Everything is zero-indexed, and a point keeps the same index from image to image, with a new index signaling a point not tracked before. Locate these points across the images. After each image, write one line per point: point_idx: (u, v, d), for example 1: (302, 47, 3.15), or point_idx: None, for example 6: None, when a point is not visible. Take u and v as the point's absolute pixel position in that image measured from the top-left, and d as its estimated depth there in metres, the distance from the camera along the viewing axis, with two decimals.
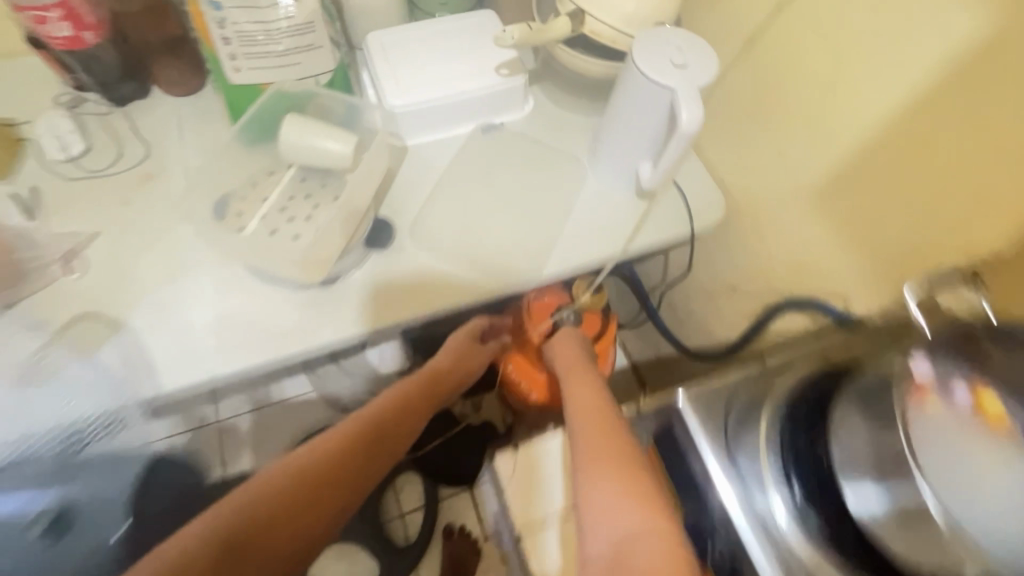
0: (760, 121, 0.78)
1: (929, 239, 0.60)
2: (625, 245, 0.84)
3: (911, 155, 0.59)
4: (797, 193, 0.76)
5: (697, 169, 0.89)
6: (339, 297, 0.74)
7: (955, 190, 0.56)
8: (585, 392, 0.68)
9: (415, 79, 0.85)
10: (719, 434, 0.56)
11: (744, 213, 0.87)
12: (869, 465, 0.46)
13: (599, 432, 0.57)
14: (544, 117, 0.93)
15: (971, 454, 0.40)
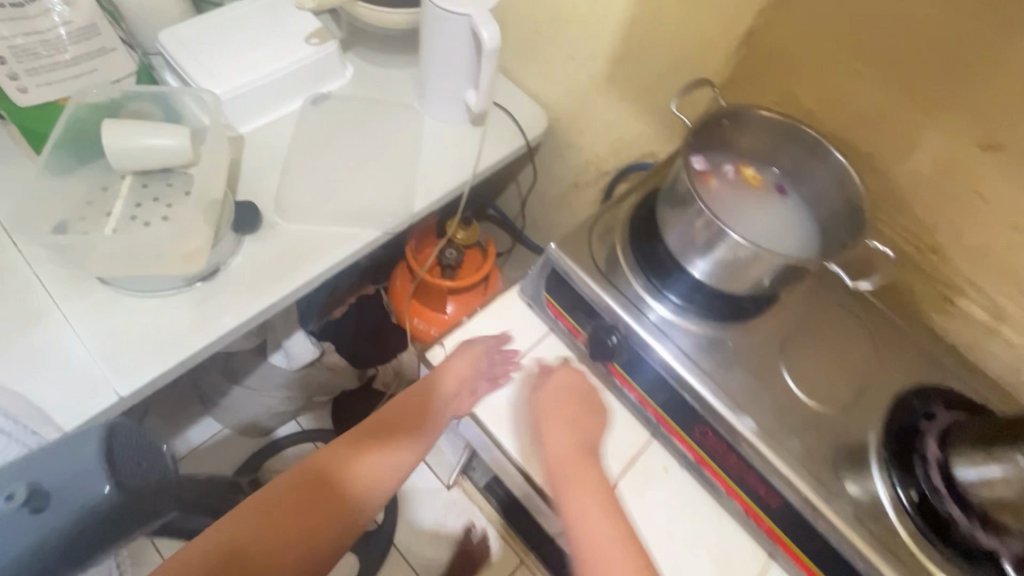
0: (544, 34, 0.92)
1: (688, 93, 0.77)
2: (476, 166, 0.91)
3: (652, 24, 0.76)
4: (590, 85, 0.91)
5: (512, 90, 1.01)
6: (227, 286, 0.74)
7: (685, 43, 0.74)
8: (554, 411, 0.65)
9: (225, 64, 0.84)
10: (586, 258, 0.67)
11: (561, 117, 1.00)
12: (691, 232, 0.61)
13: (585, 487, 0.59)
14: (365, 79, 0.98)
15: (751, 203, 0.65)
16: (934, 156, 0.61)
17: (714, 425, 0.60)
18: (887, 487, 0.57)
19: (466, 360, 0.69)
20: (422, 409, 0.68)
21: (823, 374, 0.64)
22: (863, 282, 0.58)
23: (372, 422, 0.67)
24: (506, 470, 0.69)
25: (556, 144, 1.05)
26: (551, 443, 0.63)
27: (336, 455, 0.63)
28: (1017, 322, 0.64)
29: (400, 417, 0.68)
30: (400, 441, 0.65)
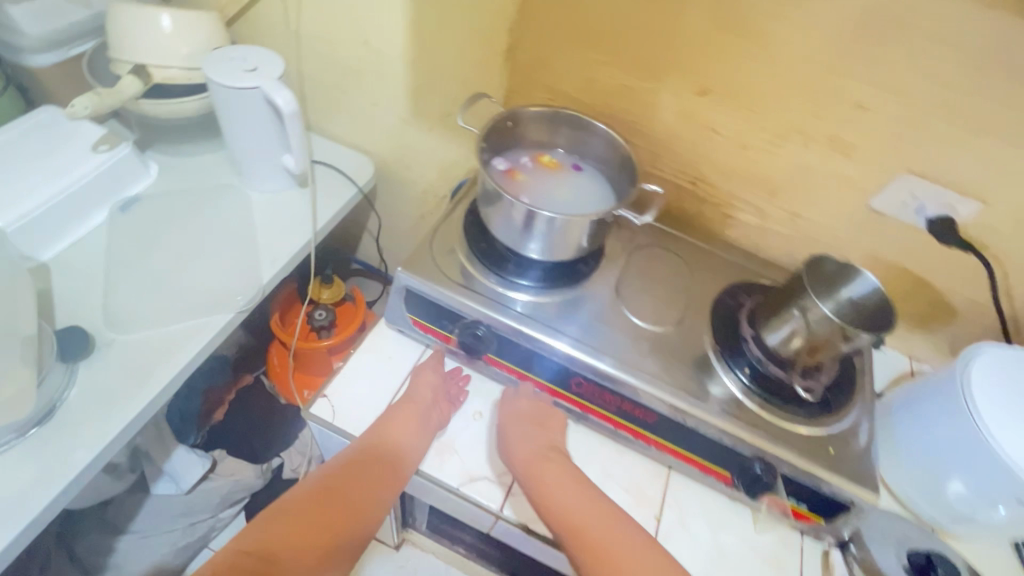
0: (343, 90, 0.97)
1: (479, 109, 0.88)
2: (314, 224, 0.93)
3: (433, 58, 0.85)
4: (400, 123, 0.98)
5: (332, 147, 1.05)
6: (70, 421, 0.68)
7: (464, 69, 0.84)
8: (562, 487, 0.62)
9: (4, 194, 0.77)
10: (434, 271, 0.72)
11: (386, 159, 1.06)
12: (511, 222, 0.70)
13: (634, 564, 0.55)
14: (174, 172, 0.95)
15: (555, 183, 0.75)
16: (675, 107, 0.76)
17: (585, 374, 0.67)
18: (727, 373, 0.69)
19: (430, 378, 0.71)
20: (389, 435, 0.64)
21: (657, 301, 0.76)
22: (648, 216, 0.67)
23: (332, 478, 0.60)
24: (426, 491, 0.69)
25: (390, 184, 1.10)
26: (547, 504, 0.61)
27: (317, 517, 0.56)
28: (777, 216, 0.81)
29: (375, 452, 0.62)
30: (374, 488, 0.60)
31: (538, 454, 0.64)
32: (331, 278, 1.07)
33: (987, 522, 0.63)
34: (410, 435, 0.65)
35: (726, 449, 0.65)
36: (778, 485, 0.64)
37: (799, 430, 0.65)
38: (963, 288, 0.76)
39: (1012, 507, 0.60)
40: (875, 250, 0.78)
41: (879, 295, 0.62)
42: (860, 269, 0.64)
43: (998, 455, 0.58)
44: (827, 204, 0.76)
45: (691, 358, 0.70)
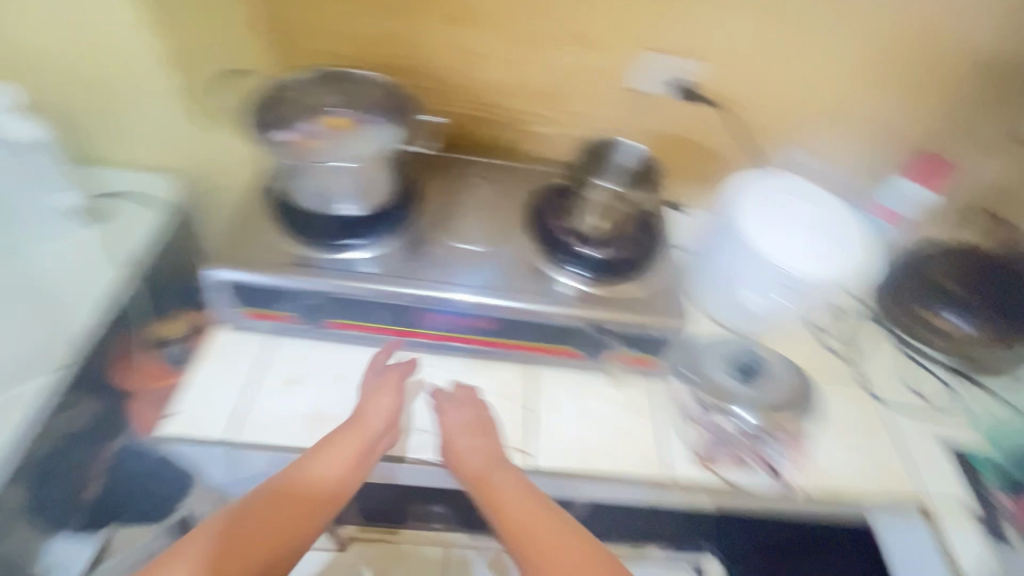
0: (108, 109, 0.89)
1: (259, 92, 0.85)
2: (126, 259, 0.87)
3: (190, 49, 0.81)
4: (186, 129, 0.92)
5: (123, 175, 0.97)
6: None
7: (226, 52, 0.81)
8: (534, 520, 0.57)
9: None
10: (248, 257, 0.69)
11: (189, 172, 0.99)
12: (315, 192, 0.73)
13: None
14: None
15: (351, 142, 0.70)
16: (441, 41, 0.79)
17: (428, 306, 0.70)
18: (553, 265, 0.75)
19: (378, 396, 0.66)
20: (310, 474, 0.58)
21: (480, 223, 0.80)
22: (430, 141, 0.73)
23: (237, 518, 0.53)
24: None
25: (206, 198, 1.03)
26: (517, 535, 0.56)
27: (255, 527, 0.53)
28: (567, 119, 0.88)
29: (286, 491, 0.56)
30: (280, 529, 0.53)
31: (512, 485, 0.60)
32: (180, 315, 0.96)
33: (769, 312, 0.80)
34: (336, 469, 0.59)
35: (570, 328, 0.72)
36: (615, 343, 0.74)
37: (621, 291, 0.75)
38: (722, 139, 0.90)
39: (778, 293, 0.76)
40: (653, 125, 0.88)
41: None
42: (610, 141, 0.77)
43: (763, 258, 0.73)
44: (601, 95, 0.85)
45: (522, 263, 0.76)
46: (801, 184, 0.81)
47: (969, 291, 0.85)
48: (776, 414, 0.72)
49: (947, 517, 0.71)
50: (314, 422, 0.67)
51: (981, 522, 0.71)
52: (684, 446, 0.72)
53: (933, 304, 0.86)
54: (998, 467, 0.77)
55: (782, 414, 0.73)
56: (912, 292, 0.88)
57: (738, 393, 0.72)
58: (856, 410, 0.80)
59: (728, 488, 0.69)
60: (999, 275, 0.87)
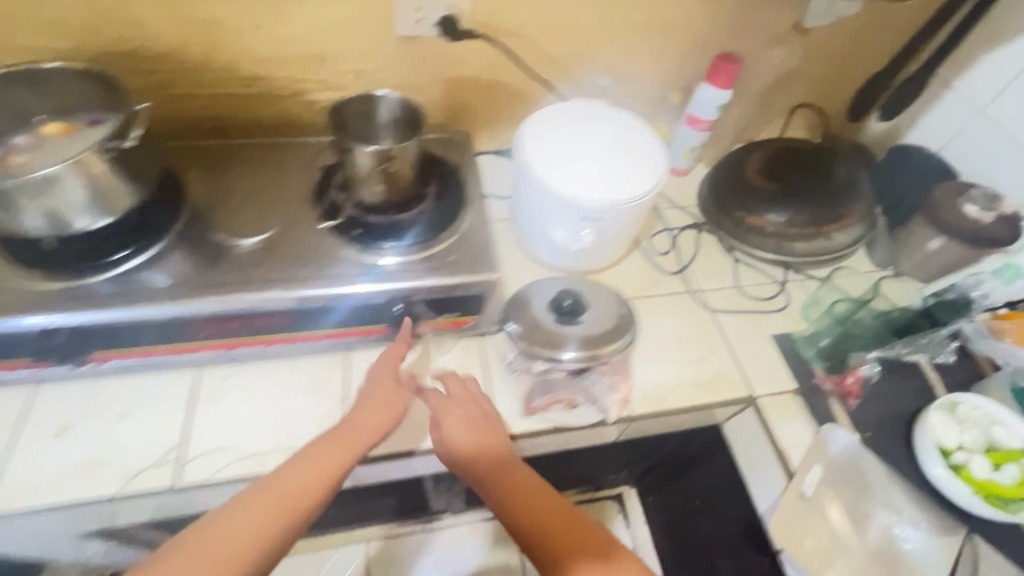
0: None
1: None
2: None
3: None
4: None
5: None
6: None
7: None
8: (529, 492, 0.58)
9: None
10: None
11: None
12: (21, 216, 0.59)
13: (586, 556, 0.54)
14: None
15: (61, 146, 0.61)
16: (159, 11, 0.69)
17: (197, 314, 0.63)
18: (341, 240, 0.70)
19: (385, 389, 0.64)
20: (302, 478, 0.55)
21: (261, 212, 0.74)
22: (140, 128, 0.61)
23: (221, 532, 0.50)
24: (107, 516, 0.62)
25: None
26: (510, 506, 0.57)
27: (222, 540, 0.49)
28: (346, 80, 0.81)
29: (278, 499, 0.53)
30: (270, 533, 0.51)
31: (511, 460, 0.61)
32: None
33: (586, 249, 0.77)
34: (328, 470, 0.56)
35: (366, 305, 0.67)
36: (423, 311, 0.69)
37: (417, 255, 0.70)
38: (518, 73, 0.85)
39: (591, 227, 0.73)
40: (440, 72, 0.82)
41: (403, 104, 0.66)
42: (374, 90, 0.66)
43: (559, 196, 0.70)
44: (371, 48, 0.78)
45: (306, 246, 0.70)
46: (606, 112, 0.78)
47: (780, 185, 0.85)
48: (600, 344, 0.71)
49: (773, 408, 0.74)
50: (89, 466, 0.60)
51: (805, 405, 0.74)
52: (509, 398, 0.69)
53: (751, 206, 0.86)
54: (820, 350, 0.78)
55: (608, 338, 0.72)
56: (733, 198, 0.88)
57: (556, 334, 0.71)
58: (686, 324, 0.81)
59: (554, 430, 0.68)
60: (805, 164, 0.87)
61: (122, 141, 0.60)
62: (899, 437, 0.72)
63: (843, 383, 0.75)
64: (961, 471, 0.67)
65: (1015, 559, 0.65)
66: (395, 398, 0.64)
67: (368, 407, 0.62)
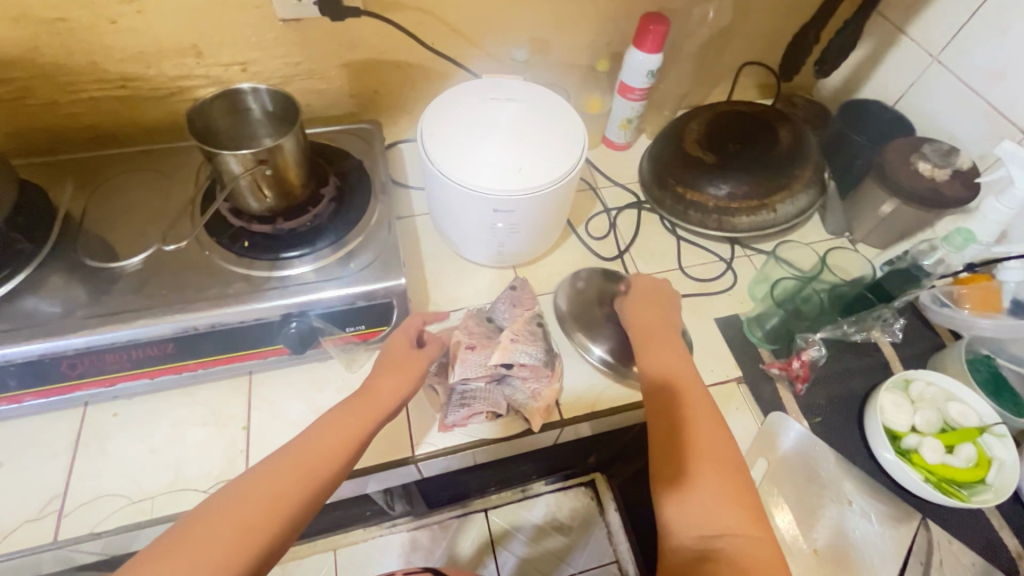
0: None
1: None
2: None
3: None
4: None
5: None
6: None
7: None
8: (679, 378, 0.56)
9: None
10: None
11: None
12: None
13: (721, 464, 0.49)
14: None
15: None
16: None
17: (63, 352, 0.57)
18: (226, 254, 0.64)
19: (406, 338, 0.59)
20: (329, 434, 0.47)
21: (138, 228, 0.67)
22: None
23: (251, 489, 0.42)
24: None
25: None
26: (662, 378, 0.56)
27: (245, 506, 0.41)
28: (231, 75, 0.73)
29: (307, 457, 0.45)
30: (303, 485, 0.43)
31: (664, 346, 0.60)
32: None
33: (506, 240, 0.71)
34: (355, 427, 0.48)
35: (258, 325, 0.61)
36: (322, 325, 0.63)
37: (312, 265, 0.64)
38: (424, 47, 0.77)
39: (503, 220, 0.67)
40: (337, 57, 0.75)
41: (273, 95, 0.60)
42: (236, 86, 0.59)
43: (463, 188, 0.63)
44: (252, 38, 0.70)
45: (189, 265, 0.64)
46: (517, 87, 0.71)
47: (719, 155, 0.78)
48: (580, 330, 0.70)
49: (715, 400, 0.68)
50: None
51: (749, 394, 0.69)
52: (425, 413, 0.65)
53: (690, 180, 0.80)
54: (766, 332, 0.73)
55: (598, 320, 0.71)
56: (672, 172, 0.82)
57: (495, 332, 0.67)
58: None
59: (474, 445, 0.64)
60: (746, 129, 0.80)
61: None
62: (848, 420, 0.68)
63: (789, 367, 0.70)
64: (911, 457, 0.63)
65: (968, 544, 0.61)
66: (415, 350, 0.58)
67: (383, 369, 0.55)
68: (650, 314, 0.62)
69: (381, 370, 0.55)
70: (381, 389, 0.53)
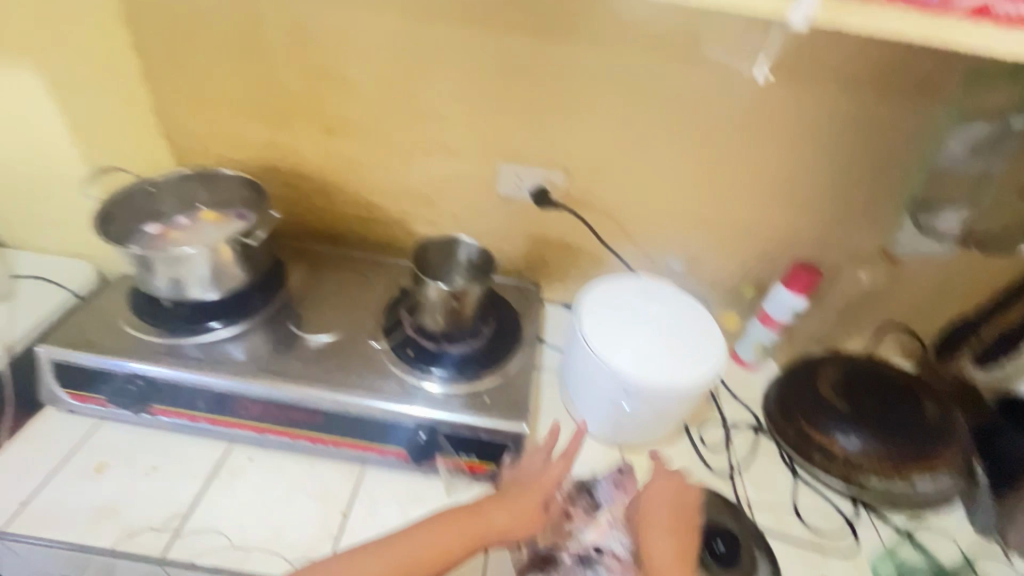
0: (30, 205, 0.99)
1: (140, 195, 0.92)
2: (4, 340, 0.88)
3: None
4: None
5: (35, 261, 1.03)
6: None
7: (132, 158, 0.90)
8: None
9: None
10: (89, 341, 0.71)
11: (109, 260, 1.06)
12: (155, 277, 0.72)
13: None
14: None
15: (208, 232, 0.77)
16: (313, 144, 0.86)
17: (249, 394, 0.69)
18: (391, 357, 0.76)
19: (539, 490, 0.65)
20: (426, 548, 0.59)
21: (331, 314, 0.82)
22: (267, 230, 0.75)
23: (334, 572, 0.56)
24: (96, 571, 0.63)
25: None
26: None
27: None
28: (443, 221, 0.92)
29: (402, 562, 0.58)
30: None
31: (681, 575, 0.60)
32: None
33: (623, 420, 0.75)
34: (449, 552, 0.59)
35: (394, 426, 0.70)
36: (444, 444, 0.70)
37: (456, 388, 0.73)
38: (595, 239, 0.91)
39: (628, 402, 0.72)
40: (525, 229, 0.92)
41: (480, 251, 0.76)
42: (457, 237, 0.76)
43: (603, 365, 0.71)
44: (471, 203, 0.89)
45: (361, 356, 0.76)
46: (670, 291, 0.80)
47: (854, 407, 0.78)
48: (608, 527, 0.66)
49: None
50: (104, 511, 0.64)
51: None
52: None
53: (818, 422, 0.79)
54: None
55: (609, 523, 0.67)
56: (799, 407, 0.82)
57: (591, 505, 0.69)
58: None
59: None
60: (885, 390, 0.80)
61: (248, 237, 0.73)
62: None
63: None
64: None
65: None
66: (539, 508, 0.64)
67: (505, 507, 0.63)
68: (664, 536, 0.63)
69: (502, 507, 0.64)
70: (494, 526, 0.62)
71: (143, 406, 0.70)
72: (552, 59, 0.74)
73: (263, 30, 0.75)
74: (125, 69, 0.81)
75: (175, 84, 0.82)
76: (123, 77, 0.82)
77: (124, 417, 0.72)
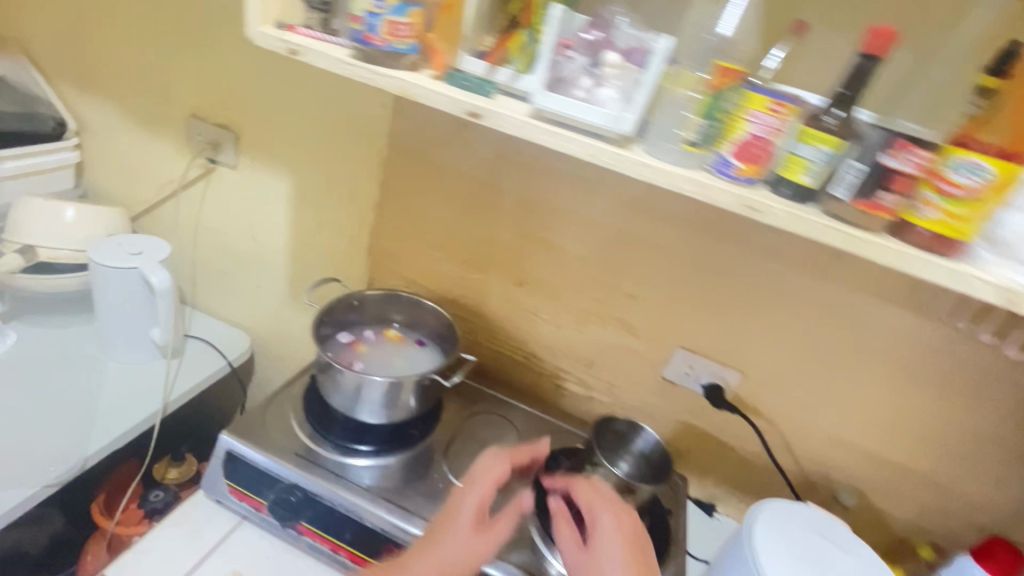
0: (228, 274, 1.11)
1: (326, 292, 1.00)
2: (167, 398, 0.94)
3: (310, 248, 1.01)
4: (279, 303, 1.09)
5: (210, 322, 1.13)
6: None
7: (333, 261, 1.00)
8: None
9: None
10: (264, 437, 0.73)
11: (267, 335, 1.13)
12: (341, 391, 0.75)
13: None
14: (37, 341, 0.97)
15: (392, 354, 0.83)
16: (499, 289, 0.91)
17: (398, 540, 0.67)
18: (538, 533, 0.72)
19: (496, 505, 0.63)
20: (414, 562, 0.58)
21: (479, 464, 0.80)
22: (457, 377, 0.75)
23: None
24: None
25: (268, 357, 1.15)
26: None
27: None
28: (597, 385, 0.92)
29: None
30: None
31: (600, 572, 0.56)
32: (189, 461, 1.03)
33: None
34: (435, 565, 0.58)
35: None
36: None
37: None
38: (753, 444, 0.86)
39: None
40: (679, 414, 0.89)
41: (657, 447, 0.74)
42: (641, 424, 0.75)
43: None
44: (632, 377, 0.89)
45: None
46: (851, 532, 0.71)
47: None
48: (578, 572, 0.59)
49: None
50: None
51: None
52: None
53: None
54: None
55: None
56: None
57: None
58: None
59: None
60: None
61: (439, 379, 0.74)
62: None
63: None
64: None
65: None
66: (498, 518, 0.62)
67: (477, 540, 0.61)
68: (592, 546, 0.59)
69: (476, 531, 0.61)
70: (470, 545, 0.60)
71: (293, 520, 0.69)
72: (763, 274, 0.75)
73: (492, 191, 0.84)
74: (362, 193, 0.92)
75: (397, 212, 0.92)
76: (357, 199, 0.93)
77: (268, 523, 0.71)
